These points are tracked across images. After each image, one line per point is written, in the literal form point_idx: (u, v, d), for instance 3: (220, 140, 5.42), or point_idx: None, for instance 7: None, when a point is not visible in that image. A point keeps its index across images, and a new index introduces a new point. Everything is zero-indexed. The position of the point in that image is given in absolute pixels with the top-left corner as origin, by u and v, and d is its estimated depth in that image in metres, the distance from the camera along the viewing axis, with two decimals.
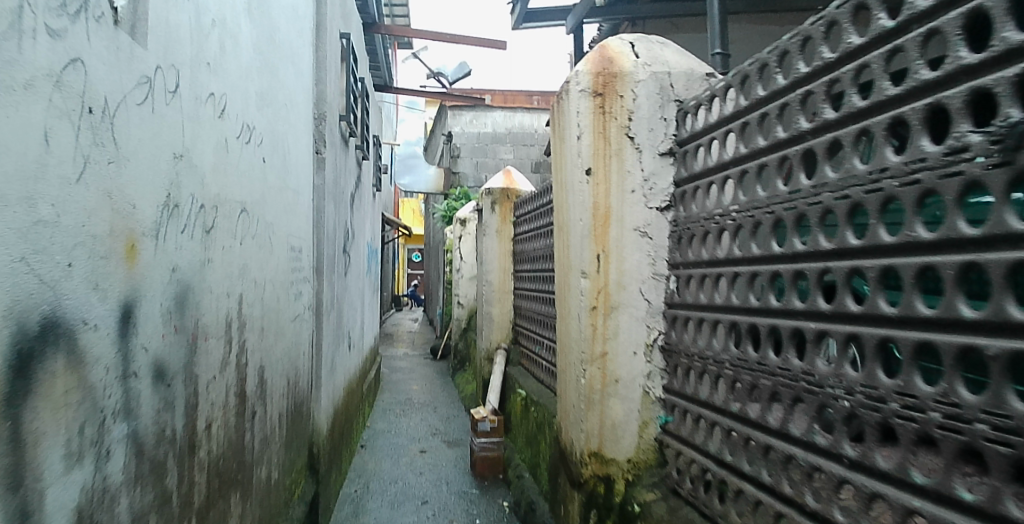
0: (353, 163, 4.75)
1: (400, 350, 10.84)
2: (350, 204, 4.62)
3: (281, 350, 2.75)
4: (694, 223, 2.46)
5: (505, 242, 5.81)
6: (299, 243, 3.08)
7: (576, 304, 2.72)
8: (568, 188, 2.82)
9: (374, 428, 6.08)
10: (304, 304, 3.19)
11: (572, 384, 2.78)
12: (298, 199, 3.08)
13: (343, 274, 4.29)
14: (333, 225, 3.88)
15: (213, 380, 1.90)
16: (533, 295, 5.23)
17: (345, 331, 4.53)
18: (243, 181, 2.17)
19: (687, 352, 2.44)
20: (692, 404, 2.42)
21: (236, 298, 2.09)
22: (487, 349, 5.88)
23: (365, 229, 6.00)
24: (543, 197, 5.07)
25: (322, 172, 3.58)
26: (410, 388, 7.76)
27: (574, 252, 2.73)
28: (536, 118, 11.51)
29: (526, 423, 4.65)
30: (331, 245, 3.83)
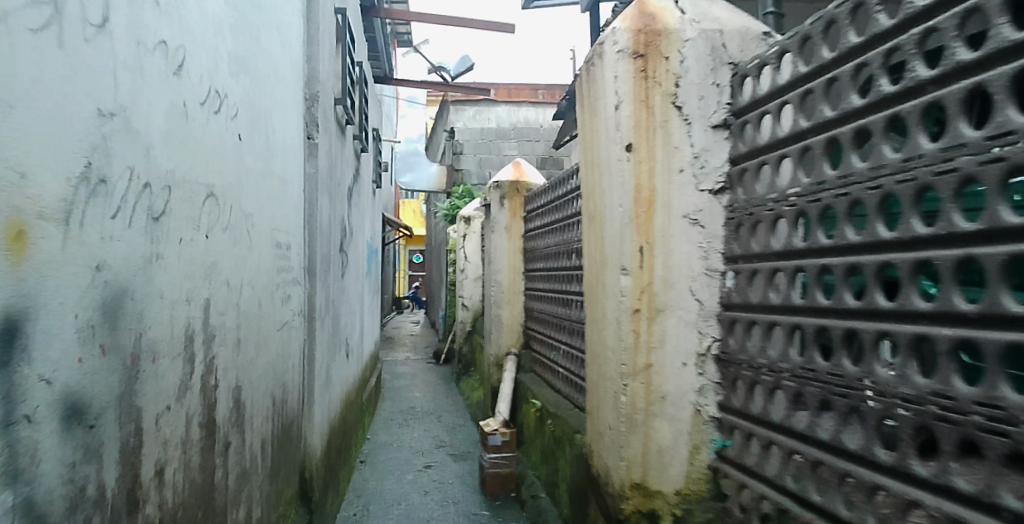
0: (351, 154, 4.33)
1: (402, 354, 10.40)
2: (348, 200, 4.19)
3: (264, 365, 2.33)
4: (758, 208, 2.06)
5: (515, 239, 5.36)
6: (287, 239, 2.65)
7: (613, 305, 2.28)
8: (601, 170, 2.39)
9: (375, 440, 5.65)
10: (293, 309, 2.77)
11: (607, 403, 2.33)
12: (286, 188, 2.66)
13: (338, 275, 3.85)
14: (328, 220, 3.45)
15: (167, 411, 1.49)
16: (547, 296, 4.79)
17: (342, 339, 4.09)
18: (211, 160, 1.74)
19: (753, 363, 2.02)
20: (760, 427, 1.98)
21: (200, 305, 1.67)
22: (495, 355, 5.39)
23: (365, 227, 5.56)
24: (558, 190, 4.63)
25: (314, 159, 3.15)
26: (413, 396, 7.31)
27: (611, 245, 2.29)
28: (542, 113, 11.06)
29: (541, 436, 4.21)
30: (325, 243, 3.40)
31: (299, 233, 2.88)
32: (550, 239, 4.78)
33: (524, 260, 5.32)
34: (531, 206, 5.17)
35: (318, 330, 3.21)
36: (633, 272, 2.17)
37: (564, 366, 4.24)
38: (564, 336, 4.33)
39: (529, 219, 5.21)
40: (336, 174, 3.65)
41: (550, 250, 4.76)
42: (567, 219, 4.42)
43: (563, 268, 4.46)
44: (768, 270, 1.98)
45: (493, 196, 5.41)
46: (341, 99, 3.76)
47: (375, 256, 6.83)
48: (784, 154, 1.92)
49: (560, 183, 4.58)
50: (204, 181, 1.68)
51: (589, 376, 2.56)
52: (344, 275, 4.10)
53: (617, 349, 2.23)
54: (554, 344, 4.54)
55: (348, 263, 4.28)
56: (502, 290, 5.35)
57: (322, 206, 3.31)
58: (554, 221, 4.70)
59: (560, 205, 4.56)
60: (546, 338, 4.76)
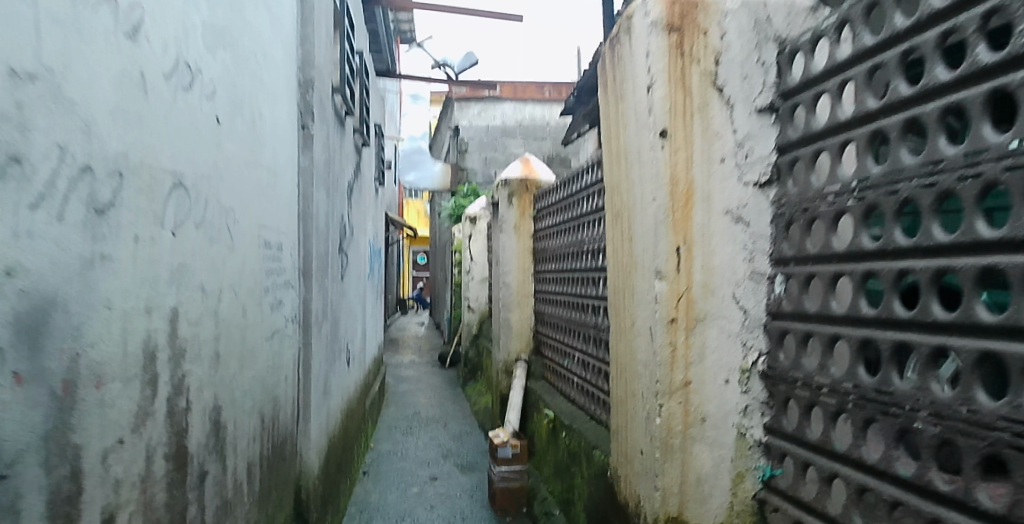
0: (350, 149, 4.05)
1: (406, 357, 10.13)
2: (347, 197, 3.92)
3: (251, 380, 2.05)
4: (813, 202, 1.76)
5: (524, 239, 5.06)
6: (277, 238, 2.38)
7: (643, 313, 1.99)
8: (629, 160, 2.10)
9: (378, 450, 5.37)
10: (285, 316, 2.49)
11: (636, 424, 2.05)
12: (275, 183, 2.39)
13: (337, 277, 3.57)
14: (324, 218, 3.18)
15: (119, 446, 1.21)
16: (560, 300, 4.50)
17: (342, 345, 3.81)
18: (179, 143, 1.47)
19: (811, 382, 1.72)
20: (818, 456, 1.70)
21: (164, 315, 1.40)
22: (503, 361, 5.09)
23: (366, 227, 5.29)
24: (570, 187, 4.35)
25: (309, 151, 2.87)
26: (417, 402, 7.02)
27: (641, 246, 2.01)
28: (549, 109, 10.77)
29: (556, 449, 3.91)
30: (323, 243, 3.13)
31: (291, 232, 2.61)
32: (562, 238, 4.49)
33: (533, 261, 5.03)
34: (542, 204, 4.88)
35: (315, 337, 2.92)
36: (669, 276, 1.89)
37: (581, 375, 3.96)
38: (580, 342, 4.05)
39: (539, 217, 4.92)
40: (332, 168, 3.36)
41: (562, 251, 4.48)
42: (581, 218, 4.13)
43: (577, 269, 4.17)
44: (829, 275, 1.67)
45: (500, 194, 5.08)
46: (339, 88, 3.48)
47: (377, 257, 6.54)
48: (848, 138, 1.62)
49: (573, 179, 4.29)
50: (168, 169, 1.41)
51: (613, 392, 2.28)
52: (343, 277, 3.81)
53: (649, 364, 1.94)
54: (569, 350, 4.26)
55: (348, 265, 4.01)
56: (511, 293, 5.06)
57: (318, 202, 3.04)
58: (566, 220, 4.41)
59: (574, 203, 4.27)
60: (559, 344, 4.48)
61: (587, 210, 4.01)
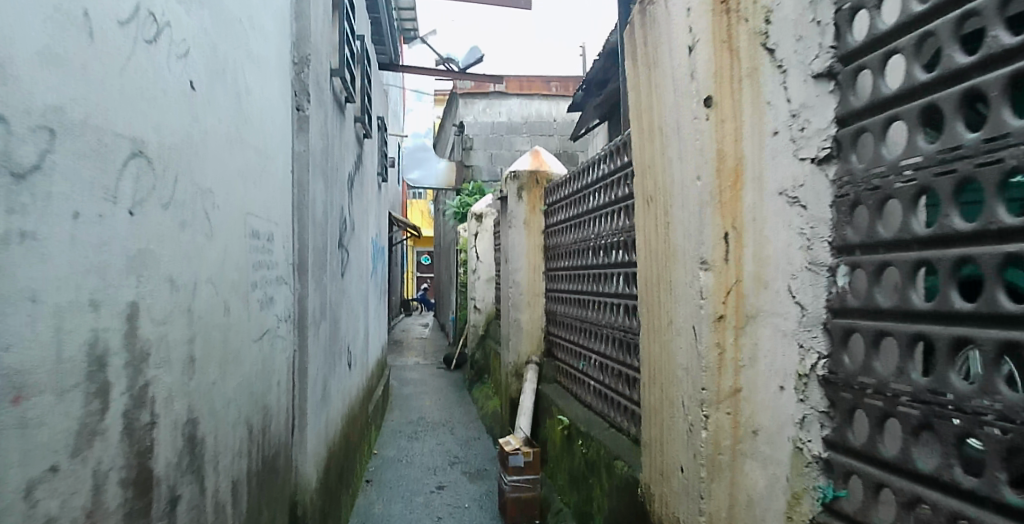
0: (350, 139, 3.79)
1: (411, 358, 9.86)
2: (347, 189, 3.66)
3: (235, 387, 1.79)
4: (883, 177, 1.32)
5: (535, 236, 4.76)
6: (267, 228, 2.13)
7: (683, 311, 1.72)
8: (664, 136, 1.83)
9: (382, 455, 5.09)
10: (277, 315, 2.23)
11: (675, 435, 1.78)
12: (263, 168, 2.13)
13: (337, 272, 3.31)
14: (322, 210, 2.93)
15: (57, 475, 0.95)
16: (574, 298, 4.22)
17: (343, 346, 3.55)
18: (140, 107, 1.22)
19: (884, 389, 1.31)
20: (890, 475, 1.31)
21: (121, 311, 1.15)
22: (513, 364, 4.79)
23: (369, 222, 5.03)
24: (584, 178, 4.08)
25: (304, 135, 2.62)
26: (422, 406, 6.74)
27: (678, 232, 1.74)
28: (556, 106, 10.51)
29: (570, 457, 3.64)
30: (320, 238, 2.88)
31: (284, 222, 2.36)
32: (575, 233, 4.22)
33: (544, 259, 4.74)
34: (553, 198, 4.59)
35: (312, 337, 2.65)
36: (715, 266, 1.61)
37: (598, 378, 3.69)
38: (597, 344, 3.78)
39: (551, 212, 4.63)
40: (330, 155, 3.09)
41: (575, 246, 4.21)
42: (597, 211, 3.85)
43: (593, 265, 3.90)
44: (907, 261, 1.25)
45: (509, 188, 4.78)
46: (337, 70, 3.23)
47: (380, 255, 6.30)
48: (931, 101, 1.19)
49: (587, 170, 4.01)
50: (126, 134, 1.16)
51: (645, 400, 2.01)
52: (343, 275, 3.53)
53: (693, 368, 1.67)
54: (584, 352, 3.99)
55: (349, 260, 3.75)
56: (522, 292, 4.76)
57: (316, 191, 2.79)
58: (579, 213, 4.13)
59: (589, 196, 3.99)
60: (573, 345, 4.21)
61: (604, 203, 3.73)
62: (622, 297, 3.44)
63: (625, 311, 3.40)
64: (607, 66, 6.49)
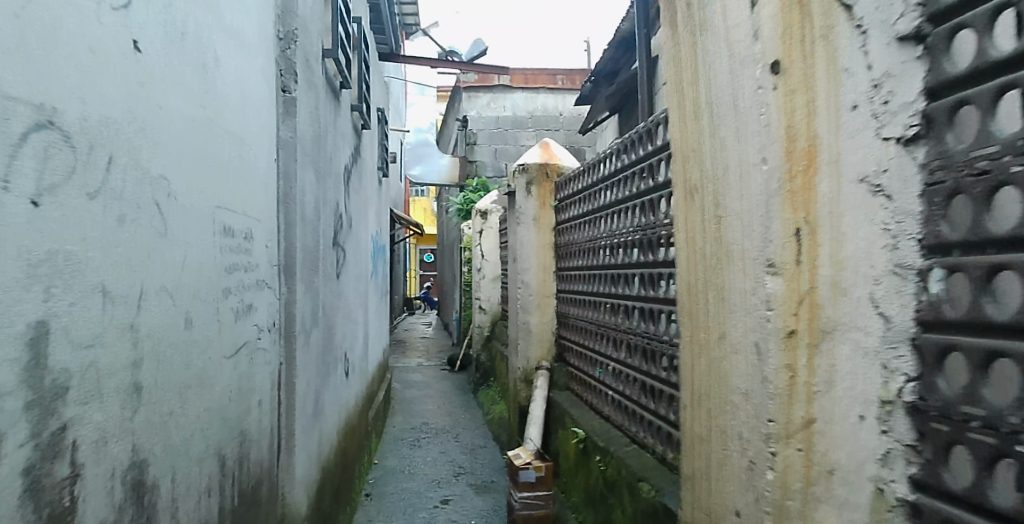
0: (347, 129, 3.48)
1: (413, 359, 9.54)
2: (342, 182, 3.34)
3: (201, 414, 1.48)
4: (991, 155, 0.96)
5: (545, 234, 4.40)
6: (245, 225, 1.83)
7: (740, 325, 1.41)
8: (712, 112, 1.52)
9: (383, 466, 4.76)
10: (257, 326, 1.92)
11: (728, 471, 1.48)
12: (239, 155, 1.83)
13: (331, 273, 3.00)
14: (314, 207, 2.61)
15: None
16: (588, 300, 3.89)
17: (339, 354, 3.23)
18: (49, 67, 0.92)
19: (993, 421, 0.96)
20: (975, 518, 1.02)
21: (19, 336, 0.84)
22: (523, 370, 4.41)
23: (368, 219, 4.72)
24: (598, 171, 3.76)
25: (291, 120, 2.30)
26: (425, 410, 6.42)
27: (733, 229, 1.43)
28: (563, 100, 10.17)
29: (586, 474, 3.32)
30: (311, 236, 2.56)
31: (265, 217, 2.05)
32: (589, 230, 3.88)
33: (556, 258, 4.38)
34: (566, 193, 4.24)
35: (300, 347, 2.34)
36: (784, 270, 1.30)
37: (618, 388, 3.36)
38: (616, 350, 3.44)
39: (563, 208, 4.28)
40: (321, 143, 2.76)
41: (589, 244, 3.87)
42: (614, 206, 3.51)
43: (609, 265, 3.56)
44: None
45: (517, 182, 4.42)
46: (330, 50, 2.91)
47: (381, 253, 5.98)
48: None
49: (604, 162, 3.68)
50: (24, 96, 0.86)
51: (685, 426, 1.70)
52: (337, 276, 3.19)
53: (756, 394, 1.36)
54: (600, 359, 3.66)
55: (346, 260, 3.45)
56: (532, 294, 4.39)
57: (306, 184, 2.49)
58: (594, 208, 3.79)
59: (606, 189, 3.64)
60: (588, 351, 3.87)
61: (623, 198, 3.39)
62: (644, 300, 3.10)
63: (648, 315, 3.05)
64: (618, 56, 6.16)
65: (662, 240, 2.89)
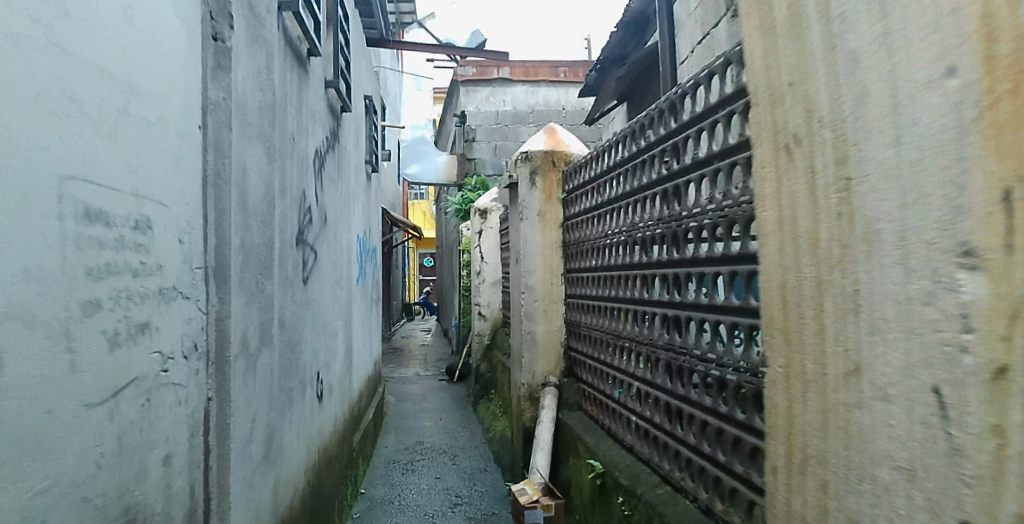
0: (321, 109, 2.90)
1: (411, 369, 8.94)
2: (316, 169, 2.73)
3: (32, 503, 0.90)
4: None
5: (551, 231, 3.76)
6: (134, 211, 1.23)
7: (899, 355, 0.84)
8: (837, 19, 0.95)
9: (371, 495, 4.20)
10: (162, 355, 1.34)
11: None
12: (142, 115, 1.27)
13: (300, 275, 2.42)
14: (266, 194, 1.98)
15: None
16: (604, 306, 3.28)
17: (312, 372, 2.66)
18: None
19: None
20: None
21: None
22: (527, 386, 3.75)
23: (354, 216, 4.14)
24: (620, 155, 3.11)
25: (224, 76, 1.66)
26: (421, 427, 5.83)
27: (878, 196, 0.88)
28: (566, 93, 9.54)
29: (606, 517, 2.74)
30: (267, 229, 1.98)
31: (193, 202, 1.52)
32: (605, 225, 3.28)
33: (564, 258, 3.74)
34: (577, 182, 3.62)
35: (242, 374, 1.75)
36: (989, 261, 0.71)
37: (644, 413, 2.75)
38: (640, 366, 2.84)
39: (572, 201, 3.66)
40: (279, 116, 2.16)
41: (605, 241, 3.27)
42: (637, 196, 2.89)
43: (631, 265, 2.95)
44: None
45: (519, 173, 3.80)
46: (287, 2, 2.25)
47: (370, 256, 5.36)
48: None
49: (622, 145, 3.06)
50: None
51: (779, 496, 1.15)
52: (309, 280, 2.56)
53: (930, 470, 0.80)
54: (621, 376, 3.05)
55: (324, 261, 2.88)
56: (536, 300, 3.73)
57: (255, 162, 1.88)
58: (612, 200, 3.18)
59: (627, 176, 3.03)
60: (606, 365, 3.25)
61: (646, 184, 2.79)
62: (675, 307, 2.49)
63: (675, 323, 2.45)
64: (626, 38, 5.69)
65: (693, 233, 2.32)
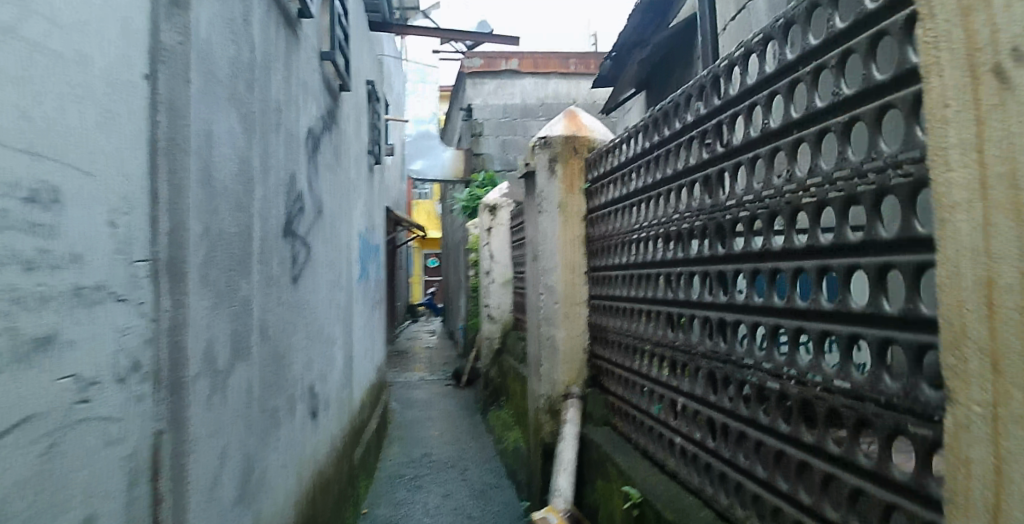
0: (314, 85, 2.52)
1: (416, 374, 8.55)
2: (308, 151, 2.34)
3: None
4: None
5: (573, 224, 3.34)
6: (26, 177, 0.86)
7: None
8: None
9: (374, 515, 3.83)
10: (79, 377, 0.96)
11: None
12: (45, 43, 0.90)
13: (290, 273, 2.03)
14: (240, 173, 1.60)
15: None
16: (632, 308, 2.87)
17: (305, 386, 2.27)
18: None
19: None
20: None
21: None
22: (546, 398, 3.34)
23: (355, 209, 3.76)
24: (652, 137, 2.70)
25: (179, 15, 1.29)
26: (428, 438, 5.43)
27: None
28: (576, 86, 9.16)
29: None
30: (242, 215, 1.60)
31: (134, 174, 1.14)
32: (632, 217, 2.88)
33: (587, 255, 3.33)
34: (601, 170, 3.22)
35: (208, 397, 1.37)
36: None
37: (686, 435, 2.33)
38: (678, 379, 2.43)
39: (596, 192, 3.26)
40: (259, 80, 1.78)
41: (633, 235, 2.87)
42: (674, 182, 2.49)
43: (666, 261, 2.54)
44: None
45: (536, 161, 3.40)
46: None
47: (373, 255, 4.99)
48: None
49: (654, 125, 2.67)
50: None
51: None
52: (300, 279, 2.17)
53: None
54: (655, 389, 2.64)
55: (320, 257, 2.50)
56: (557, 301, 3.32)
57: (223, 131, 1.49)
58: (641, 189, 2.78)
59: (659, 160, 2.63)
60: (636, 375, 2.84)
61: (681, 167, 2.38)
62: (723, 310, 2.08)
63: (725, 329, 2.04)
64: (643, 23, 5.28)
65: (745, 223, 1.92)
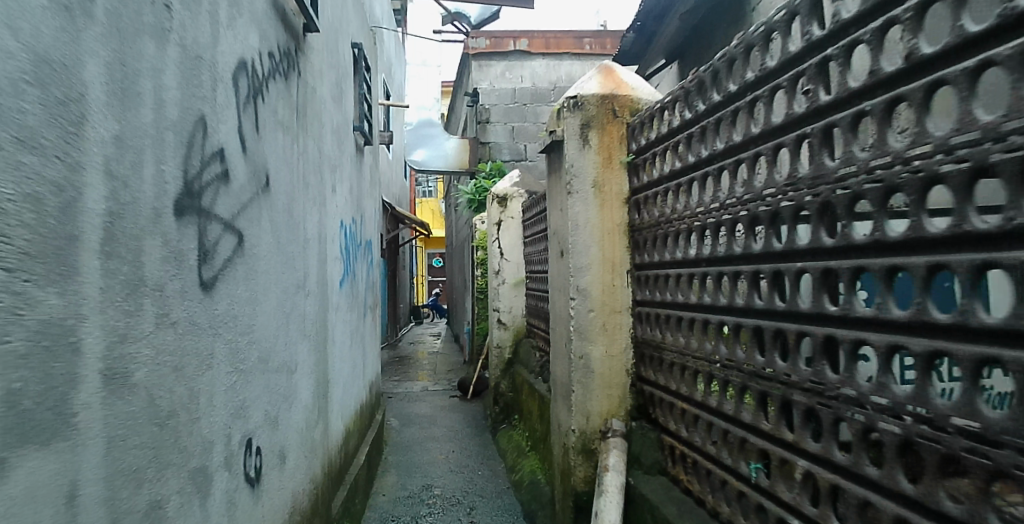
0: (258, 4, 1.73)
1: (418, 383, 7.76)
2: (240, 94, 1.56)
3: None
4: None
5: (611, 209, 2.57)
6: None
7: None
8: None
9: None
10: None
11: None
12: None
13: (193, 274, 1.24)
14: (46, 77, 0.81)
15: None
16: (702, 321, 2.02)
17: (234, 444, 1.47)
18: None
19: None
20: None
21: None
22: (577, 435, 2.55)
23: (334, 193, 2.97)
24: (727, 80, 1.89)
25: None
26: (429, 464, 4.64)
27: None
28: (591, 67, 8.36)
29: None
30: (45, 165, 0.80)
31: None
32: (703, 193, 2.03)
33: (632, 249, 2.56)
34: (650, 136, 2.42)
35: None
36: None
37: (803, 515, 1.50)
38: (781, 428, 1.60)
39: (643, 166, 2.47)
40: None
41: (702, 218, 2.02)
42: (776, 135, 1.63)
43: (759, 252, 1.70)
44: None
45: (564, 127, 2.61)
46: None
47: (363, 252, 4.21)
48: None
49: (739, 60, 1.82)
50: None
51: None
52: (222, 282, 1.39)
53: None
54: (740, 437, 1.80)
55: (264, 250, 1.71)
56: (592, 310, 2.53)
57: None
58: (718, 153, 1.93)
59: (747, 108, 1.76)
60: (708, 413, 2.00)
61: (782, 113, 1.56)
62: (876, 330, 1.26)
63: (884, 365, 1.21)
64: None
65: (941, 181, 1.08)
